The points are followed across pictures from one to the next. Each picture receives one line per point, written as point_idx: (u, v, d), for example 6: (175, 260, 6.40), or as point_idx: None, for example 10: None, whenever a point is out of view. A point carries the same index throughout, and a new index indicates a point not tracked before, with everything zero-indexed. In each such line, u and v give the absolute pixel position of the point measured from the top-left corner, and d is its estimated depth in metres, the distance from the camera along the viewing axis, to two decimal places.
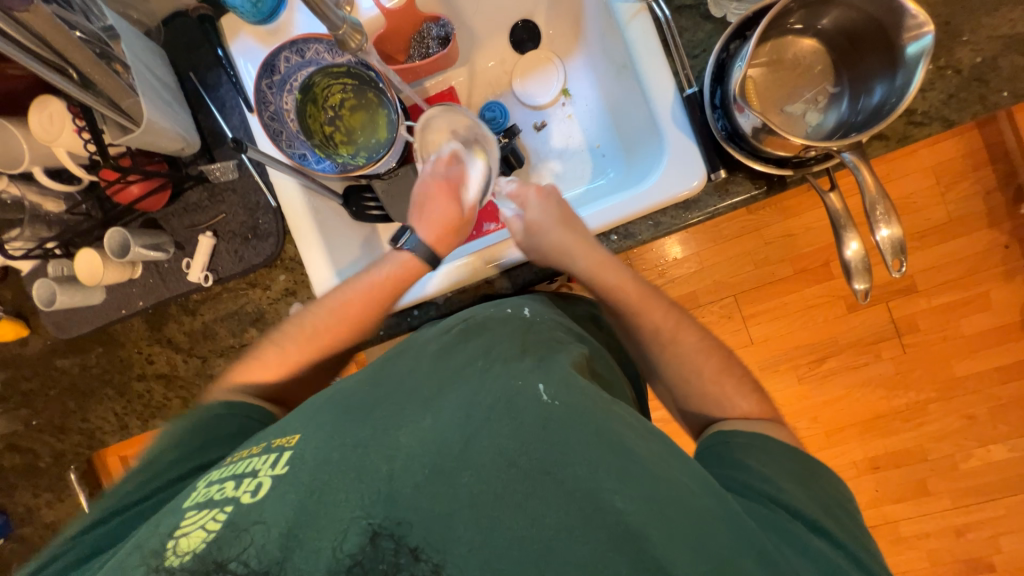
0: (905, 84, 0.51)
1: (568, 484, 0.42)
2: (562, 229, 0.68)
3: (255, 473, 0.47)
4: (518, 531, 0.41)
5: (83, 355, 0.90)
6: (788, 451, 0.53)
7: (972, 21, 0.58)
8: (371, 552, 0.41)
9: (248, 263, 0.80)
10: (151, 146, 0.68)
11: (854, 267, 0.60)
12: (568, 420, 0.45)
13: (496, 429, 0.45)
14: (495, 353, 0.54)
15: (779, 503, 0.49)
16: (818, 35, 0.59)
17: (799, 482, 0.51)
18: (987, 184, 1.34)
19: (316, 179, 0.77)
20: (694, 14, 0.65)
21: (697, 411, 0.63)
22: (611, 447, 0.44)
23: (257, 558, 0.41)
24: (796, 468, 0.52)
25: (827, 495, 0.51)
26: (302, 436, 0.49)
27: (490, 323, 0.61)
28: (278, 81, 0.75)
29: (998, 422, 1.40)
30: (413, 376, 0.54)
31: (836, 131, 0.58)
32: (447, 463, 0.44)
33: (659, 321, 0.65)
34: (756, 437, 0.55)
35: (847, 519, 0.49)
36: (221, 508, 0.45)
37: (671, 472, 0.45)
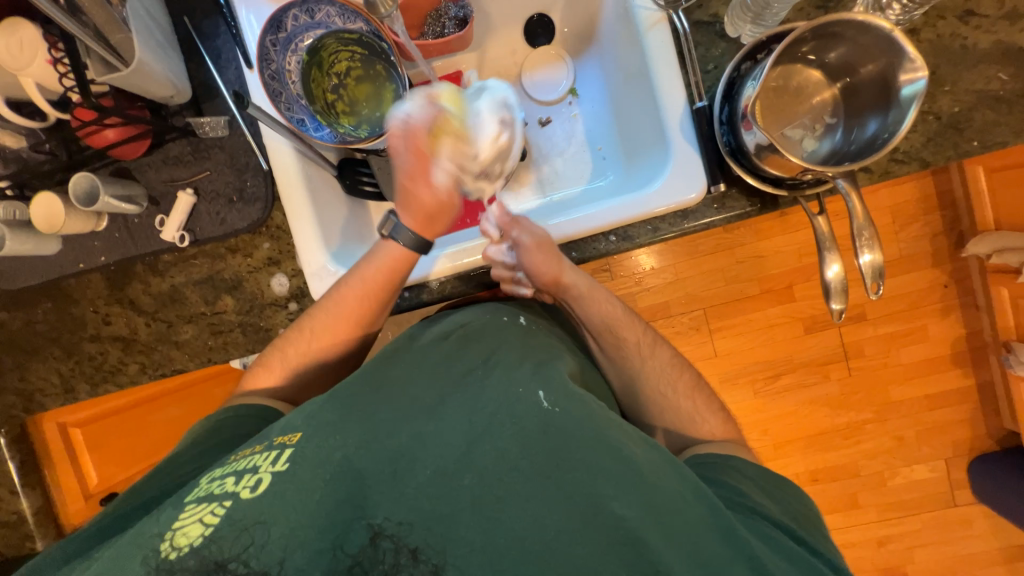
0: (897, 121, 0.55)
1: (568, 490, 0.44)
2: (539, 254, 0.66)
3: (255, 469, 0.46)
4: (517, 533, 0.42)
5: (27, 309, 0.82)
6: (762, 470, 0.57)
7: (954, 73, 0.63)
8: (372, 552, 0.43)
9: (230, 227, 0.76)
10: (138, 88, 0.63)
11: (833, 287, 0.64)
12: (569, 431, 0.46)
13: (498, 435, 0.46)
14: (496, 357, 0.55)
15: (760, 509, 0.51)
16: (822, 68, 0.62)
17: (772, 495, 0.53)
18: (935, 227, 1.47)
19: (313, 147, 0.74)
20: (709, 31, 0.67)
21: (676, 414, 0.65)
22: (610, 454, 0.45)
23: (257, 560, 0.41)
24: (767, 482, 0.55)
25: (799, 509, 0.54)
26: (303, 435, 0.48)
27: (490, 327, 0.61)
28: (283, 39, 0.71)
29: (923, 444, 1.54)
30: (412, 378, 0.54)
31: (829, 158, 0.62)
32: (449, 465, 0.45)
33: (631, 336, 0.68)
34: (734, 455, 0.58)
35: (817, 530, 0.53)
36: (221, 502, 0.44)
37: (666, 479, 0.46)
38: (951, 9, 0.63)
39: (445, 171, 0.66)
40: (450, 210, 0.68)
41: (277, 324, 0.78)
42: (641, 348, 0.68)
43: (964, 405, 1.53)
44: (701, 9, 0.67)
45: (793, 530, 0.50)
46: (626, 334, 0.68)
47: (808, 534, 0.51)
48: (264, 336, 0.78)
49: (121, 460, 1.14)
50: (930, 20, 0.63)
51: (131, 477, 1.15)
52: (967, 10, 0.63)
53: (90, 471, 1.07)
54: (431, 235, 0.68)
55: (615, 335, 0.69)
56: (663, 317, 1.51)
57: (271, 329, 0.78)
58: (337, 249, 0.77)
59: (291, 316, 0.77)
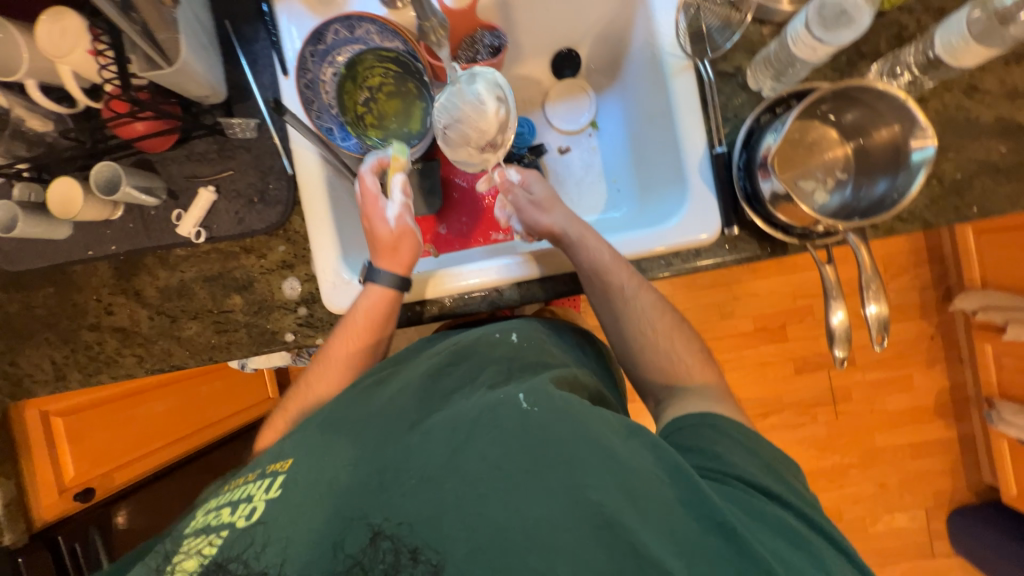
0: (906, 184, 0.58)
1: (548, 481, 0.43)
2: (536, 210, 0.73)
3: (249, 498, 0.50)
4: (499, 524, 0.42)
5: (28, 293, 0.80)
6: (745, 430, 0.55)
7: (958, 142, 0.67)
8: (372, 552, 0.44)
9: (247, 227, 0.76)
10: (177, 86, 0.65)
11: (837, 334, 0.66)
12: (548, 427, 0.46)
13: (479, 438, 0.46)
14: (481, 377, 0.58)
15: (740, 473, 0.50)
16: (837, 127, 0.66)
17: (751, 456, 0.52)
18: (924, 280, 1.51)
19: (340, 156, 0.76)
20: (732, 82, 0.71)
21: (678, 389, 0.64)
22: (591, 444, 0.45)
23: (256, 560, 0.45)
24: (746, 442, 0.54)
25: (783, 470, 0.53)
26: (292, 462, 0.51)
27: (479, 345, 0.63)
28: (322, 51, 0.73)
29: (905, 492, 1.56)
30: (396, 397, 0.57)
31: (839, 211, 0.64)
32: (434, 471, 0.46)
33: (645, 294, 0.68)
34: (719, 415, 0.57)
35: (802, 491, 0.52)
36: (218, 532, 0.48)
37: (643, 464, 0.46)
38: (957, 83, 0.67)
39: (394, 207, 0.70)
40: (409, 242, 0.70)
41: (284, 328, 0.78)
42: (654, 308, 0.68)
43: (946, 456, 1.56)
44: (726, 60, 0.71)
45: (777, 494, 0.49)
46: (639, 292, 0.68)
47: (793, 496, 0.50)
48: (269, 338, 0.77)
49: (101, 456, 1.06)
50: (938, 91, 0.67)
51: (109, 475, 1.07)
52: (972, 85, 0.67)
53: (68, 464, 0.99)
54: (402, 268, 0.69)
55: (628, 293, 0.67)
56: None
57: (277, 332, 0.78)
58: (352, 257, 0.78)
59: (299, 321, 0.77)
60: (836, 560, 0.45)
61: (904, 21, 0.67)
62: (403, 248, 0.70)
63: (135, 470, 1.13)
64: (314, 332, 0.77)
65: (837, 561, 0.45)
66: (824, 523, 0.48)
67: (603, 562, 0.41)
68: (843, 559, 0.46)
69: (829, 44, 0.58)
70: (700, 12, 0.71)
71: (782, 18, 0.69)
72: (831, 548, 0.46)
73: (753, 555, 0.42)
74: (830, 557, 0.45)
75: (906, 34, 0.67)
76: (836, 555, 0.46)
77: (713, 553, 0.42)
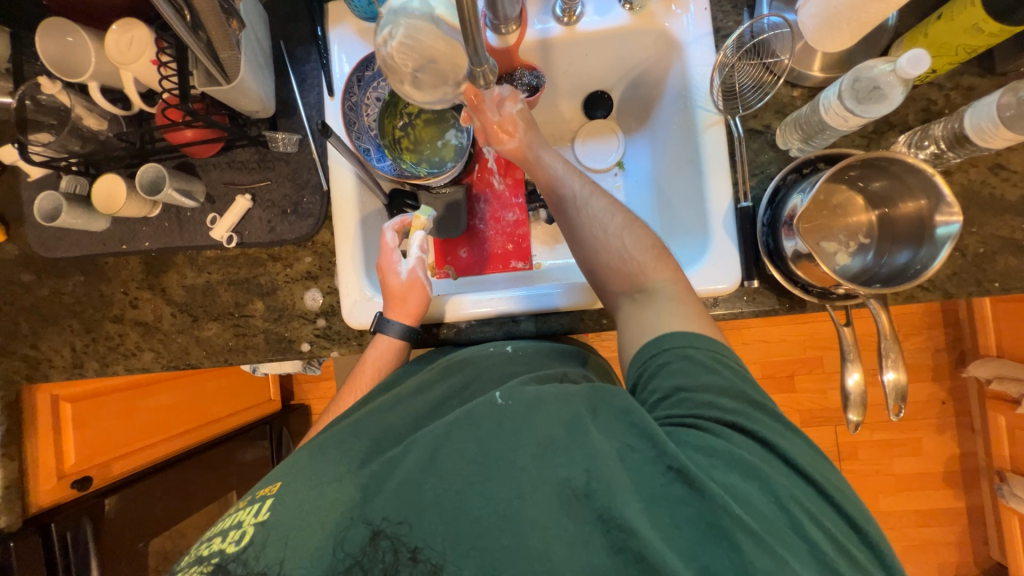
0: (929, 257, 0.59)
1: (522, 462, 0.44)
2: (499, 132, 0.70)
3: (240, 523, 0.50)
4: (474, 512, 0.43)
5: (59, 280, 0.83)
6: (709, 352, 0.50)
7: (982, 217, 0.68)
8: (372, 551, 0.44)
9: (277, 236, 0.78)
10: (232, 101, 0.70)
11: (852, 397, 0.66)
12: (519, 419, 0.47)
13: (457, 437, 0.47)
14: (470, 390, 0.64)
15: (714, 414, 0.46)
16: (863, 193, 0.68)
17: (724, 388, 0.48)
18: (938, 343, 1.49)
19: (373, 175, 0.78)
20: (760, 139, 0.73)
21: (648, 293, 0.58)
22: (562, 423, 0.46)
23: (255, 560, 0.46)
24: (717, 368, 0.49)
25: (750, 392, 0.48)
26: (282, 483, 0.52)
27: (471, 359, 0.68)
28: (369, 77, 0.77)
29: (906, 560, 1.52)
30: (388, 412, 0.61)
31: (860, 276, 0.65)
32: (415, 473, 0.46)
33: (592, 201, 0.64)
34: (676, 336, 0.51)
35: (769, 414, 0.48)
36: (210, 559, 0.47)
37: (602, 435, 0.45)
38: (983, 160, 0.68)
39: (410, 261, 0.73)
40: (418, 293, 0.72)
41: (301, 337, 0.79)
42: (604, 213, 0.63)
43: (952, 527, 1.52)
44: (756, 118, 0.73)
45: (737, 422, 0.46)
46: (587, 201, 0.64)
47: (755, 423, 0.46)
48: (285, 346, 0.78)
49: (103, 445, 1.06)
50: (964, 166, 0.68)
51: (107, 465, 1.06)
52: (998, 164, 0.68)
53: (70, 449, 0.99)
54: (409, 319, 0.72)
55: (576, 203, 0.65)
56: None
57: (294, 340, 0.79)
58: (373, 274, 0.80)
59: (317, 331, 0.78)
60: (798, 489, 0.43)
61: (932, 96, 0.69)
62: (411, 299, 0.72)
63: (132, 462, 1.11)
64: (330, 344, 0.78)
65: (798, 489, 0.43)
66: (788, 449, 0.45)
67: (576, 531, 0.41)
68: (807, 488, 0.44)
69: (859, 115, 0.59)
70: (733, 71, 0.73)
71: (813, 83, 0.71)
72: (793, 477, 0.44)
73: (711, 498, 0.40)
74: (792, 487, 0.43)
75: (934, 110, 0.69)
76: (799, 485, 0.43)
77: (673, 500, 0.42)
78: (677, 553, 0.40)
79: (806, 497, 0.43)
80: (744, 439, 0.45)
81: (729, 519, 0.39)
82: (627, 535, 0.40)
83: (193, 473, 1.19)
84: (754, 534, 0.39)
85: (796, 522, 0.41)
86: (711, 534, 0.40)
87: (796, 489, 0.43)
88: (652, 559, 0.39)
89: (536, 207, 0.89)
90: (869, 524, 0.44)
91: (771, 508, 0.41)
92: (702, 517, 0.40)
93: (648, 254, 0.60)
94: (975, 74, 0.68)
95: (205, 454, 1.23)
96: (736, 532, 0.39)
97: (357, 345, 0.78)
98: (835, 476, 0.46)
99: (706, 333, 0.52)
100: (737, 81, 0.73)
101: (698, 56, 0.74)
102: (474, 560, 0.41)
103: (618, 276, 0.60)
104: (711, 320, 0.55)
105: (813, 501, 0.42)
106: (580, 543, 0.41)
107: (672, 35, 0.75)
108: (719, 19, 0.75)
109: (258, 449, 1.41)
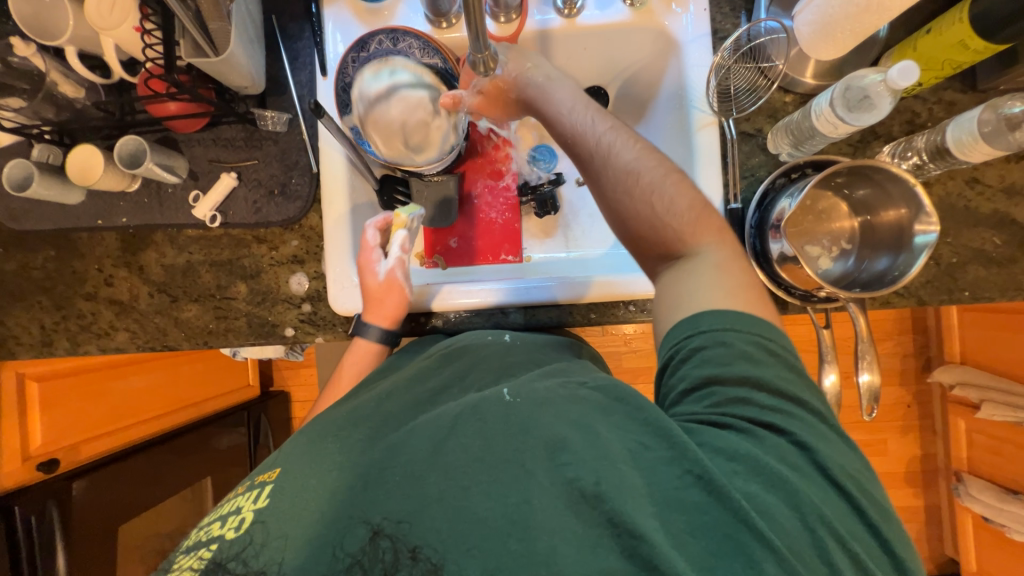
0: (906, 264, 0.61)
1: (530, 463, 0.44)
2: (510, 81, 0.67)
3: (238, 510, 0.48)
4: (478, 513, 0.42)
5: (28, 254, 0.79)
6: (750, 339, 0.46)
7: (956, 228, 0.71)
8: (372, 551, 0.42)
9: (263, 218, 0.76)
10: (218, 74, 0.67)
11: (828, 398, 0.68)
12: (526, 414, 0.47)
13: (463, 431, 0.47)
14: (471, 378, 0.63)
15: (745, 413, 0.44)
16: (847, 201, 0.70)
17: (763, 386, 0.44)
18: (906, 349, 1.55)
19: (365, 159, 0.76)
20: (752, 142, 0.74)
21: (685, 258, 0.53)
22: (571, 423, 0.46)
23: (255, 558, 0.44)
24: (759, 357, 0.45)
25: (791, 387, 0.45)
26: (282, 469, 0.51)
27: (472, 349, 0.68)
28: (363, 59, 0.75)
29: None
30: (388, 403, 0.60)
31: (841, 280, 0.67)
32: (418, 465, 0.46)
33: (618, 155, 0.56)
34: (716, 316, 0.47)
35: (808, 414, 0.45)
36: (209, 545, 0.46)
37: (616, 435, 0.45)
38: (961, 173, 0.71)
39: (388, 262, 0.72)
40: (395, 297, 0.72)
41: (285, 322, 0.77)
42: (632, 168, 0.55)
43: (910, 523, 1.59)
44: (749, 121, 0.74)
45: (771, 422, 0.43)
46: (611, 156, 0.56)
47: (790, 424, 0.43)
48: (269, 331, 0.77)
49: (72, 427, 1.03)
50: (942, 178, 0.70)
51: (75, 448, 1.02)
52: (974, 177, 0.71)
53: (35, 431, 0.96)
54: (386, 323, 0.72)
55: (598, 159, 0.57)
56: (646, 380, 1.55)
57: (278, 325, 0.77)
58: None
59: (302, 317, 0.77)
60: (826, 501, 0.41)
61: (917, 109, 0.71)
62: (388, 303, 0.72)
63: (102, 446, 1.07)
64: (315, 330, 0.77)
65: (826, 501, 0.41)
66: (822, 455, 0.42)
67: (584, 534, 0.40)
68: (835, 500, 0.41)
69: (849, 124, 0.61)
70: (729, 74, 0.75)
71: (805, 90, 0.73)
72: (821, 485, 0.41)
73: (730, 509, 0.39)
74: (820, 498, 0.41)
75: (917, 122, 0.71)
76: (827, 497, 0.41)
77: (690, 505, 0.40)
78: (691, 565, 0.38)
79: (833, 509, 0.41)
80: (776, 440, 0.43)
81: (747, 532, 0.38)
82: (637, 542, 0.39)
83: (167, 457, 1.16)
84: (776, 553, 0.37)
85: (817, 538, 0.39)
86: (727, 547, 0.38)
87: (823, 501, 0.41)
88: (663, 568, 0.37)
89: (527, 200, 0.89)
90: (897, 541, 0.42)
91: (793, 522, 0.39)
92: (720, 528, 0.39)
93: (685, 214, 0.53)
94: (957, 90, 0.70)
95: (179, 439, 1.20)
96: (753, 545, 0.37)
97: (343, 332, 0.77)
98: (868, 484, 0.43)
99: (748, 312, 0.48)
100: (731, 84, 0.75)
101: (695, 56, 0.74)
102: (482, 562, 0.40)
103: (651, 240, 0.55)
104: (755, 289, 0.50)
105: (839, 514, 0.40)
106: (588, 548, 0.40)
107: (671, 35, 0.75)
108: (717, 20, 0.76)
109: (235, 435, 1.39)
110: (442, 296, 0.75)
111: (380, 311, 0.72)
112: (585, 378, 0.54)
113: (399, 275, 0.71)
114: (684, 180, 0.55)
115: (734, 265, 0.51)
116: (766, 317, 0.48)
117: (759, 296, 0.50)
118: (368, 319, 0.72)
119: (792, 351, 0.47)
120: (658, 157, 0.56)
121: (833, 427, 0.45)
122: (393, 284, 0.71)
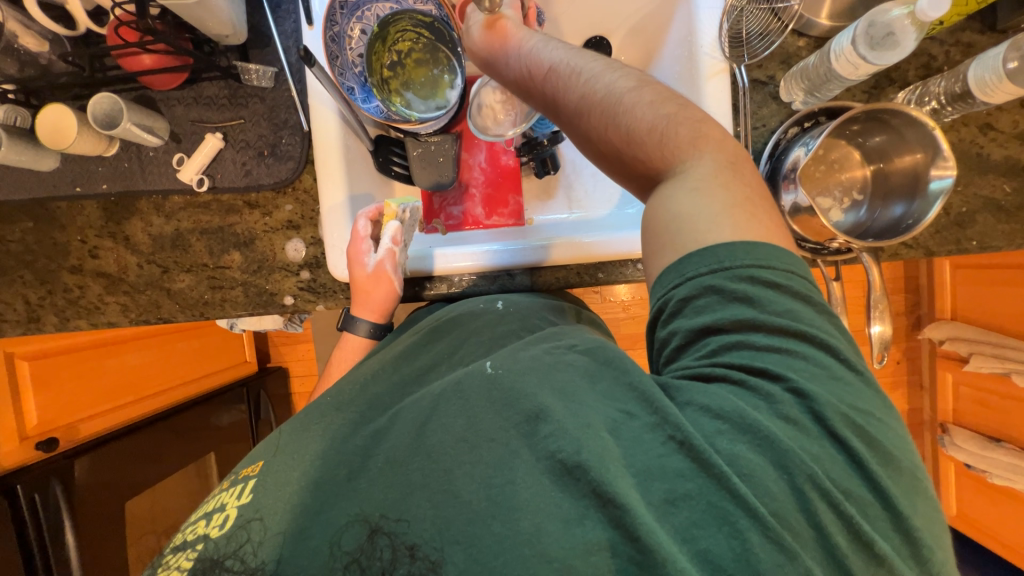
0: (920, 212, 0.61)
1: (512, 442, 0.43)
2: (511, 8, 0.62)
3: (223, 506, 0.48)
4: (463, 496, 0.41)
5: (3, 227, 0.74)
6: (740, 276, 0.44)
7: (966, 177, 0.70)
8: (369, 549, 0.41)
9: (254, 180, 0.73)
10: (197, 20, 0.62)
11: (874, 343, 0.63)
12: (513, 384, 0.46)
13: (446, 409, 0.47)
14: (458, 355, 0.62)
15: (737, 366, 0.43)
16: (861, 148, 0.68)
17: (761, 331, 0.43)
18: (897, 308, 1.57)
19: (359, 118, 0.72)
20: (763, 92, 0.71)
21: (663, 180, 0.50)
22: (555, 392, 0.45)
23: (252, 556, 0.43)
24: (756, 297, 0.43)
25: (790, 326, 0.43)
26: (265, 464, 0.50)
27: (462, 320, 0.66)
28: (352, 5, 0.70)
29: None
30: (367, 383, 0.59)
31: (853, 230, 0.67)
32: (404, 448, 0.45)
33: (567, 94, 0.54)
34: (702, 258, 0.45)
35: (810, 354, 0.43)
36: (194, 546, 0.46)
37: (598, 405, 0.44)
38: (975, 119, 0.69)
39: (378, 254, 0.68)
40: (384, 289, 0.69)
41: (284, 290, 0.75)
42: (582, 103, 0.53)
43: None
44: (760, 69, 0.71)
45: (766, 369, 0.42)
46: (562, 98, 0.54)
47: (787, 369, 0.42)
48: (268, 299, 0.74)
49: (69, 406, 1.00)
50: (956, 125, 0.69)
51: (73, 428, 1.00)
52: (988, 123, 0.69)
53: (30, 411, 0.93)
54: (376, 316, 0.71)
55: (552, 102, 0.55)
56: (642, 346, 1.56)
57: (277, 294, 0.75)
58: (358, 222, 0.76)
59: (302, 285, 0.74)
60: (821, 458, 0.39)
61: (933, 52, 0.68)
62: (377, 296, 0.70)
63: (103, 424, 1.06)
64: (316, 298, 0.75)
65: (820, 458, 0.40)
66: (820, 403, 0.40)
67: (570, 511, 0.39)
68: (832, 454, 0.40)
69: (870, 62, 0.59)
70: (741, 16, 0.70)
71: (820, 33, 0.70)
72: (817, 438, 0.40)
73: (715, 474, 0.38)
74: (812, 454, 0.39)
75: (933, 66, 0.68)
76: (822, 452, 0.40)
77: (672, 474, 0.39)
78: (674, 537, 0.37)
79: (828, 465, 0.39)
80: (770, 392, 0.41)
81: (729, 501, 0.37)
82: (621, 512, 0.38)
83: (168, 436, 1.15)
84: (760, 522, 0.37)
85: (803, 501, 0.38)
86: (710, 517, 0.37)
87: (815, 458, 0.39)
88: (645, 540, 0.37)
89: (527, 160, 0.86)
90: (902, 495, 0.40)
91: (780, 486, 0.38)
92: (704, 497, 0.38)
93: (647, 138, 0.50)
94: (976, 31, 0.68)
95: (180, 417, 1.18)
96: (737, 515, 0.37)
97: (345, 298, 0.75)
98: (878, 443, 0.41)
99: (739, 239, 0.45)
100: (744, 28, 0.71)
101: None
102: (468, 548, 0.39)
103: (629, 172, 0.53)
104: (744, 207, 0.46)
105: (833, 476, 0.39)
106: (575, 524, 0.39)
107: None
108: None
109: (234, 412, 1.38)
110: (451, 267, 0.73)
111: (370, 302, 0.70)
112: (575, 342, 0.53)
113: (389, 266, 0.69)
114: (643, 99, 0.50)
115: (717, 181, 0.47)
116: (761, 241, 0.45)
117: (750, 215, 0.46)
118: (359, 312, 0.71)
119: (794, 279, 0.44)
120: (612, 81, 0.52)
121: (842, 366, 0.43)
122: (382, 275, 0.69)
